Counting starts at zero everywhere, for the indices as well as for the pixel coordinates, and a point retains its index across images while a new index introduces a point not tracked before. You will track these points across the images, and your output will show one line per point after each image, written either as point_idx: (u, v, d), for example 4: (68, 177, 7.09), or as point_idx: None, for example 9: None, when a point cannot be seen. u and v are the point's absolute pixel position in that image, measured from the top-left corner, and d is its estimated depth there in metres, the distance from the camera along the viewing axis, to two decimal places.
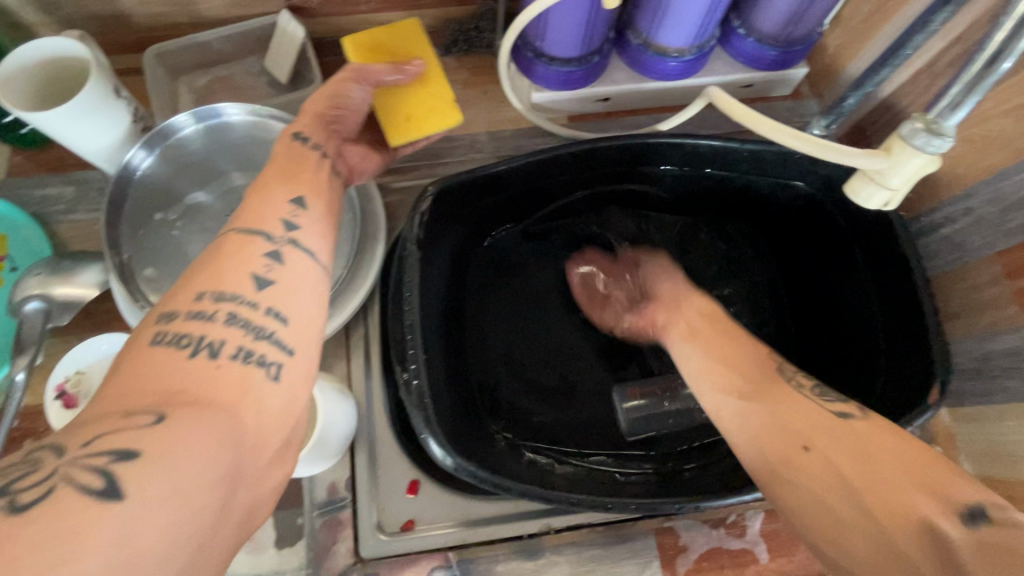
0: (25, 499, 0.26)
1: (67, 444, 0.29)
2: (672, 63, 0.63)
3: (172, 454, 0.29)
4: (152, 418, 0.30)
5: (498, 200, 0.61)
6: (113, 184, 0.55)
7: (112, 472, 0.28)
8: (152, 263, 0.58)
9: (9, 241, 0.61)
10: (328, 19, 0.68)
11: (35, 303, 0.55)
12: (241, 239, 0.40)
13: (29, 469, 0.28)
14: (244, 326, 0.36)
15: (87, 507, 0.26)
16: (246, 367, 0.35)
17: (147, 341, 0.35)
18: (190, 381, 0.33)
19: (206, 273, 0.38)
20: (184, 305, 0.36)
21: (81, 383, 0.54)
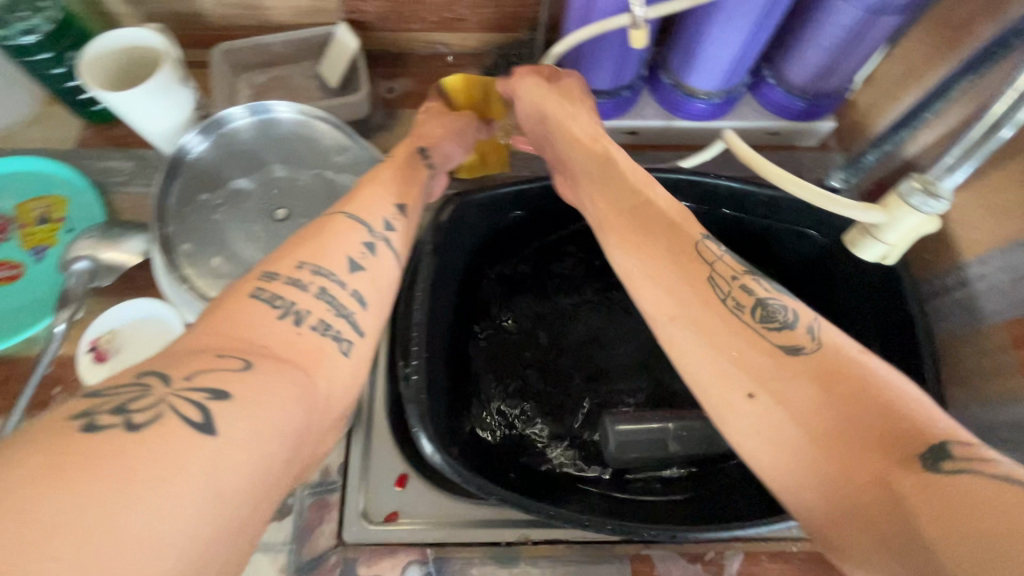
0: (138, 419, 0.31)
1: (170, 374, 0.34)
2: (700, 104, 0.66)
3: (260, 396, 0.34)
4: (242, 364, 0.35)
5: (516, 216, 0.64)
6: (168, 162, 0.62)
7: (208, 407, 0.32)
8: (190, 238, 0.62)
9: (70, 205, 0.66)
10: (381, 33, 0.73)
11: (83, 262, 0.59)
12: (347, 224, 0.49)
13: (139, 393, 0.32)
14: (330, 302, 0.44)
15: (188, 435, 0.31)
16: (322, 337, 0.42)
17: (249, 293, 0.41)
18: (278, 340, 0.39)
19: (311, 247, 0.46)
20: (288, 269, 0.44)
21: (114, 340, 0.60)
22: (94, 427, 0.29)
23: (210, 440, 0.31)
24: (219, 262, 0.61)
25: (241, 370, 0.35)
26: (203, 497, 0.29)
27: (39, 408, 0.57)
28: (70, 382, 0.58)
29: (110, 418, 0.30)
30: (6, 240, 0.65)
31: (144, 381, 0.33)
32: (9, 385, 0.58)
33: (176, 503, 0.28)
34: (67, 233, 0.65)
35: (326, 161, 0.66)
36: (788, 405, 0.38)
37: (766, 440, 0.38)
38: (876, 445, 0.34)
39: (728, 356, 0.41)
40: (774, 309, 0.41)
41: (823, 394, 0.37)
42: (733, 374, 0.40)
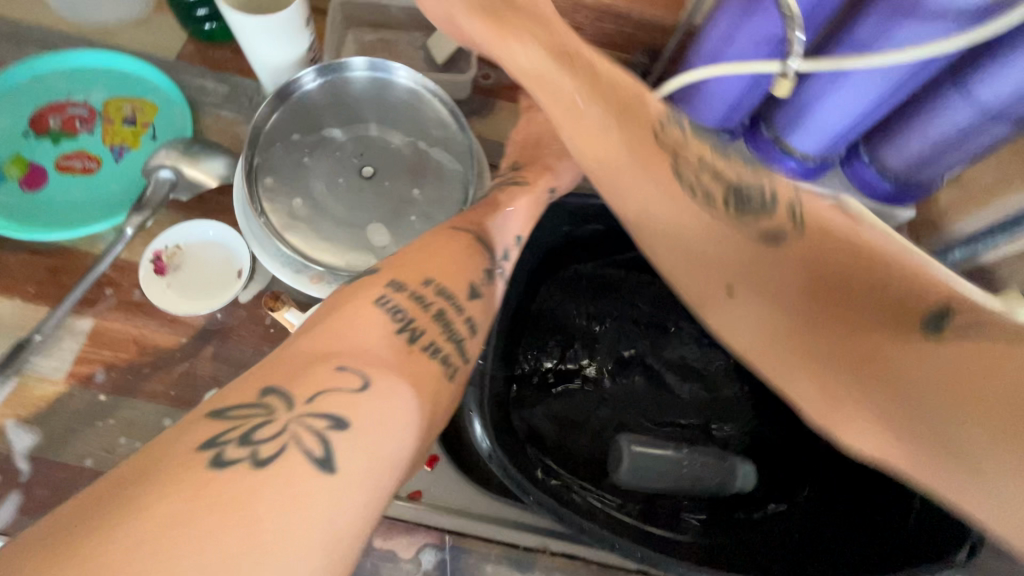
0: (266, 453, 0.32)
1: (292, 399, 0.34)
2: (792, 163, 0.67)
3: (374, 431, 0.34)
4: (359, 384, 0.35)
5: (597, 231, 0.65)
6: (279, 91, 0.62)
7: (327, 438, 0.33)
8: (275, 173, 0.61)
9: (158, 113, 0.66)
10: None
11: (166, 172, 0.58)
12: (469, 245, 0.47)
13: (265, 417, 0.33)
14: (444, 326, 0.42)
15: (310, 470, 0.32)
16: (429, 360, 0.40)
17: (372, 299, 0.40)
18: (389, 356, 0.38)
19: (437, 262, 0.44)
20: (413, 281, 0.42)
21: (177, 257, 0.58)
22: (222, 462, 0.31)
23: (328, 477, 0.32)
24: (302, 204, 0.61)
25: (357, 393, 0.35)
26: (325, 537, 0.30)
27: (89, 307, 0.56)
28: (124, 287, 0.57)
29: (238, 451, 0.31)
30: (89, 132, 0.63)
31: (266, 401, 0.34)
32: (64, 276, 0.57)
33: (295, 550, 0.29)
34: (151, 139, 0.64)
35: (423, 132, 0.66)
36: (772, 297, 0.34)
37: (747, 333, 0.35)
38: (885, 312, 0.31)
39: (706, 274, 0.37)
40: (739, 188, 0.37)
41: (844, 274, 0.33)
42: (720, 277, 0.36)
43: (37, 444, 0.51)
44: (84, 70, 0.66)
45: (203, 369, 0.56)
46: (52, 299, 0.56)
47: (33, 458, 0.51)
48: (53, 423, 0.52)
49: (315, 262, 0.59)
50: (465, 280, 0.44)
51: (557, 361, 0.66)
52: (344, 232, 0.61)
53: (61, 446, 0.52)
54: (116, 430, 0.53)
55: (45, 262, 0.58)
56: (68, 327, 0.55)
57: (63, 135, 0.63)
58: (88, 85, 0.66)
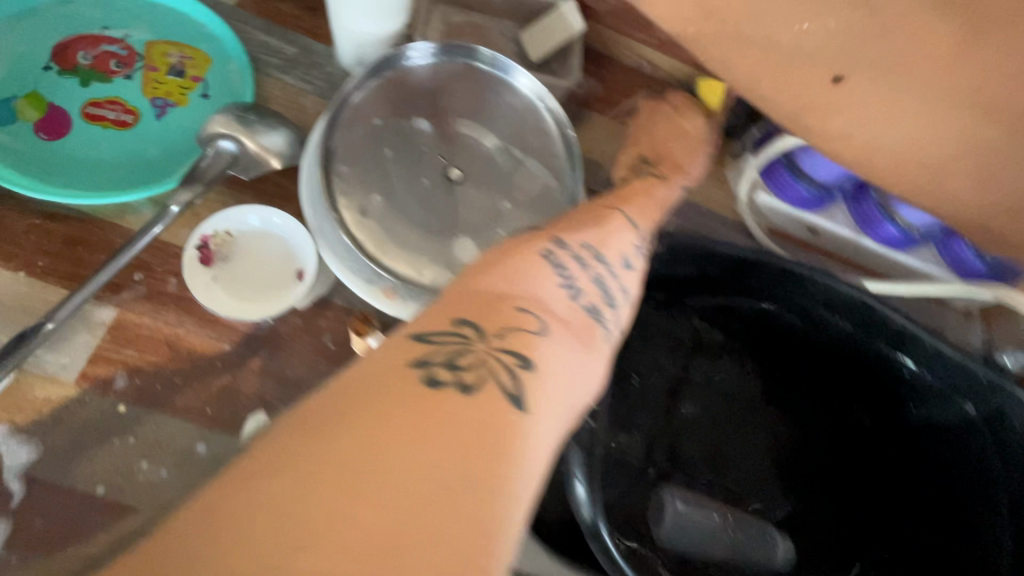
0: (468, 380, 0.31)
1: (484, 326, 0.34)
2: (892, 229, 0.63)
3: (556, 373, 0.34)
4: (537, 326, 0.35)
5: (692, 272, 0.60)
6: (376, 61, 0.54)
7: (518, 375, 0.32)
8: (351, 162, 0.52)
9: (212, 67, 0.55)
10: (600, 28, 0.67)
11: (228, 144, 0.49)
12: (620, 224, 0.47)
13: (463, 346, 0.32)
14: (601, 289, 0.41)
15: (505, 406, 0.31)
16: (590, 320, 0.39)
17: (540, 253, 0.40)
18: (563, 310, 0.38)
19: (590, 229, 0.44)
20: (574, 244, 0.42)
21: (227, 246, 0.49)
22: (435, 382, 0.30)
23: (521, 414, 0.31)
24: (380, 201, 0.52)
25: (538, 333, 0.35)
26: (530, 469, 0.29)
27: (113, 294, 0.46)
28: (159, 274, 0.48)
29: (447, 372, 0.31)
30: (125, 77, 0.52)
31: (461, 329, 0.33)
32: (82, 252, 0.47)
33: (506, 481, 0.28)
34: (200, 97, 0.54)
35: (522, 140, 0.58)
36: None
37: None
38: None
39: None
40: None
41: None
42: None
43: (34, 461, 0.42)
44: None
45: (247, 384, 0.47)
46: (65, 278, 0.46)
47: (28, 479, 0.41)
48: (57, 435, 0.42)
49: (395, 274, 0.50)
50: (619, 250, 0.44)
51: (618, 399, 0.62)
52: (428, 242, 0.53)
53: (65, 465, 0.42)
54: (136, 451, 0.43)
55: (60, 231, 0.47)
56: (86, 315, 0.45)
57: (93, 76, 0.52)
58: (127, 18, 0.54)
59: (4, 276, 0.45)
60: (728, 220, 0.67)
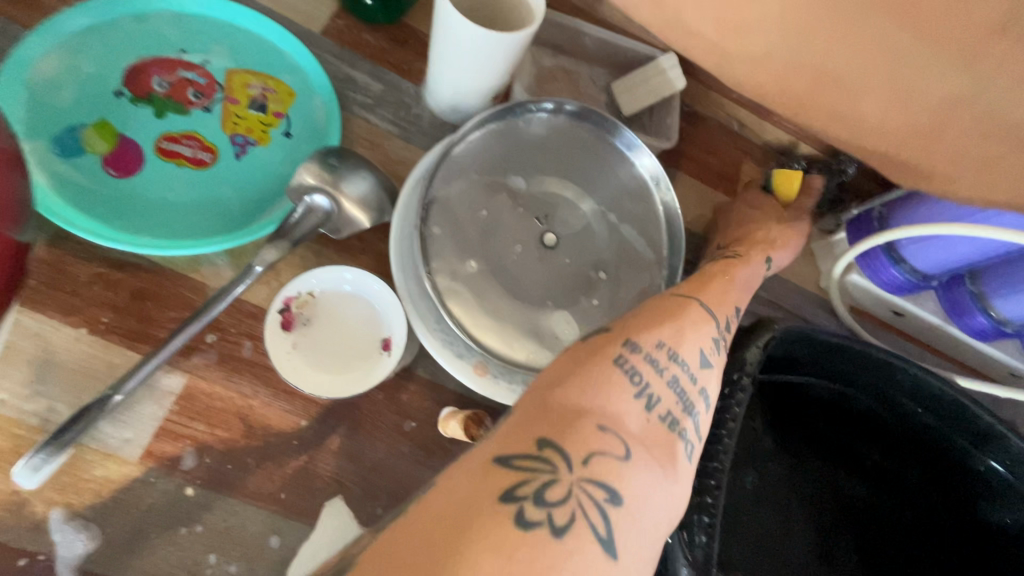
0: (559, 520, 0.26)
1: (568, 453, 0.27)
2: (982, 320, 0.59)
3: (644, 511, 0.28)
4: (622, 453, 0.29)
5: (782, 353, 0.55)
6: (491, 112, 0.49)
7: (607, 515, 0.27)
8: (441, 222, 0.48)
9: (295, 103, 0.51)
10: (696, 84, 0.63)
11: (325, 200, 0.44)
12: (697, 310, 0.38)
13: (547, 477, 0.27)
14: (679, 394, 0.33)
15: (596, 559, 0.26)
16: (670, 436, 0.31)
17: (611, 357, 0.32)
18: (635, 431, 0.30)
19: (672, 324, 0.36)
20: (649, 341, 0.34)
21: (309, 309, 0.44)
22: (527, 524, 0.25)
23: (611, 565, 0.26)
24: (475, 268, 0.48)
25: (625, 464, 0.28)
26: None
27: (185, 358, 0.42)
28: (234, 337, 0.43)
29: (536, 512, 0.26)
30: (204, 109, 0.48)
31: (545, 455, 0.27)
32: (151, 308, 0.42)
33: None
34: (283, 136, 0.49)
35: (618, 203, 0.53)
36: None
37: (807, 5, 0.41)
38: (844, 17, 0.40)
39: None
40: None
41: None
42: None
43: (92, 553, 0.37)
44: (205, 21, 0.50)
45: (324, 467, 0.43)
46: (132, 338, 0.41)
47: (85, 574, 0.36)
48: (115, 520, 0.38)
49: (486, 348, 0.46)
50: (698, 347, 0.35)
51: None
52: (516, 310, 0.48)
53: (125, 558, 0.37)
54: (204, 542, 0.39)
55: (128, 283, 0.42)
56: (154, 383, 0.41)
57: (169, 105, 0.47)
58: (208, 43, 0.50)
59: (67, 333, 0.40)
60: (813, 295, 0.64)
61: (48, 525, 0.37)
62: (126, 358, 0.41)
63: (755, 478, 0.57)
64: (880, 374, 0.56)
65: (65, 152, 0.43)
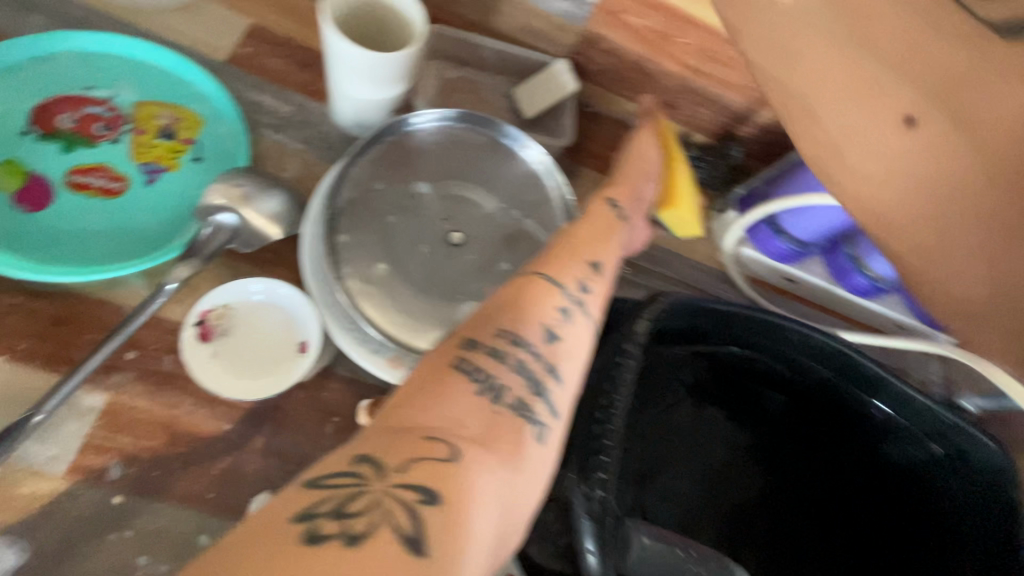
0: (356, 530, 0.26)
1: (384, 462, 0.29)
2: (862, 279, 0.66)
3: (471, 508, 0.28)
4: (445, 454, 0.29)
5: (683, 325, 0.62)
6: (384, 126, 0.53)
7: (420, 516, 0.27)
8: (349, 229, 0.51)
9: (204, 129, 0.54)
10: (590, 86, 0.69)
11: (229, 217, 0.48)
12: (545, 287, 0.39)
13: (356, 490, 0.27)
14: (528, 377, 0.35)
15: (402, 557, 0.26)
16: (518, 420, 0.33)
17: (450, 363, 0.34)
18: (471, 423, 0.32)
19: (513, 308, 0.37)
20: (486, 336, 0.35)
21: (226, 320, 0.48)
22: (314, 538, 0.25)
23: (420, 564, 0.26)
24: (384, 270, 0.52)
25: (449, 463, 0.29)
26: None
27: (105, 377, 0.44)
28: (154, 352, 0.46)
29: (332, 526, 0.26)
30: (113, 141, 0.51)
31: (358, 470, 0.28)
32: (69, 331, 0.44)
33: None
34: (193, 161, 0.52)
35: (520, 200, 0.57)
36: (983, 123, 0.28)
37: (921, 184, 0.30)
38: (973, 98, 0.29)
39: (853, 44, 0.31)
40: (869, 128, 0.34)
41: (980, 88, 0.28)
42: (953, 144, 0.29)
43: (24, 564, 0.39)
44: (109, 58, 0.53)
45: (249, 465, 0.46)
46: (51, 361, 0.44)
47: None
48: (47, 531, 0.40)
49: (397, 343, 0.49)
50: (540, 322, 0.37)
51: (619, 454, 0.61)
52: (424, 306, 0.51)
53: (59, 565, 0.40)
54: (135, 545, 0.42)
55: (45, 310, 0.44)
56: (76, 402, 0.43)
57: (77, 140, 0.50)
58: (113, 78, 0.52)
59: None
60: (712, 270, 0.70)
61: None
62: (47, 380, 0.43)
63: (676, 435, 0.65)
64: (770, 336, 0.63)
65: None
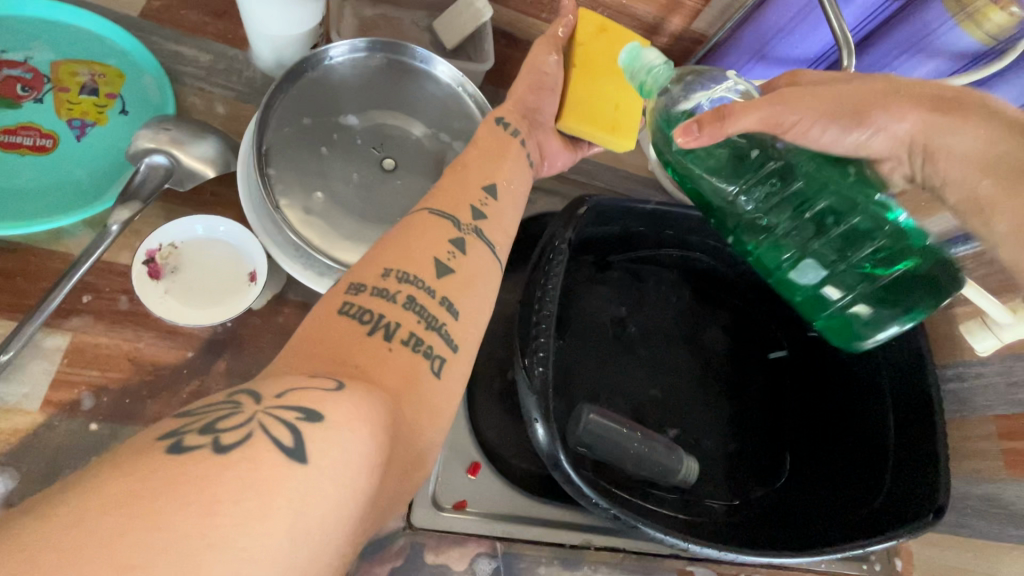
0: (227, 440, 0.25)
1: (263, 392, 0.29)
2: None
3: (354, 428, 0.29)
4: (335, 385, 0.31)
5: (616, 230, 0.66)
6: (305, 59, 0.55)
7: (299, 428, 0.27)
8: (281, 163, 0.53)
9: (126, 82, 0.55)
10: (508, 11, 0.70)
11: (161, 158, 0.50)
12: (432, 219, 0.43)
13: (231, 411, 0.27)
14: (419, 312, 0.38)
15: (277, 463, 0.25)
16: (414, 354, 0.36)
17: (336, 309, 0.37)
18: (363, 357, 0.34)
19: (398, 249, 0.41)
20: (373, 279, 0.39)
21: (173, 258, 0.50)
22: (181, 448, 0.24)
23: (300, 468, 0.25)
24: (323, 198, 0.54)
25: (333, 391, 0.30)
26: (292, 535, 0.24)
27: (64, 320, 0.47)
28: (108, 293, 0.49)
29: (198, 438, 0.25)
30: (37, 100, 0.52)
31: (234, 399, 0.29)
32: (23, 281, 0.47)
33: (264, 549, 0.23)
34: (120, 114, 0.54)
35: (445, 123, 0.60)
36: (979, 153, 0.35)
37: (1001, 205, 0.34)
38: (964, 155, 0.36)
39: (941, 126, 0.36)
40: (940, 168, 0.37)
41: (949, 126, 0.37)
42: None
43: (14, 489, 0.42)
44: (22, 22, 0.54)
45: (216, 386, 0.49)
46: (7, 309, 0.46)
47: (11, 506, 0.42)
48: (28, 459, 0.43)
49: (348, 265, 0.52)
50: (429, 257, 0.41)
51: (570, 352, 0.66)
52: (362, 228, 0.54)
53: (43, 488, 0.43)
54: None
55: None
56: (39, 344, 0.46)
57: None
58: (26, 41, 0.53)
59: None
60: (644, 178, 0.74)
61: None
62: (7, 327, 0.46)
63: (623, 332, 0.69)
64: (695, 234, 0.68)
65: None
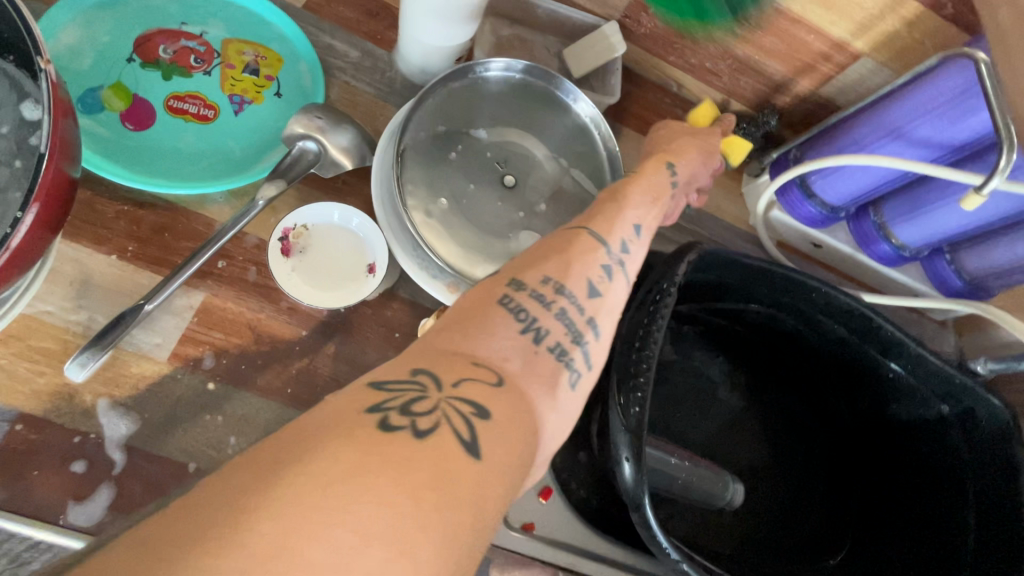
0: (422, 425, 0.26)
1: (440, 376, 0.29)
2: (887, 248, 0.65)
3: (514, 431, 0.29)
4: (496, 380, 0.31)
5: (711, 280, 0.66)
6: (460, 68, 0.58)
7: (473, 424, 0.27)
8: (416, 163, 0.56)
9: (283, 67, 0.58)
10: (639, 49, 0.71)
11: (312, 145, 0.52)
12: (582, 238, 0.41)
13: (419, 393, 0.28)
14: (569, 325, 0.36)
15: (460, 455, 0.26)
16: (558, 364, 0.35)
17: (495, 299, 0.35)
18: (514, 357, 0.33)
19: (557, 255, 0.39)
20: (533, 279, 0.37)
21: (304, 239, 0.53)
22: (385, 426, 0.25)
23: (477, 462, 0.26)
24: (445, 203, 0.56)
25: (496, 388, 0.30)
26: (475, 524, 0.25)
27: (199, 281, 0.50)
28: (241, 262, 0.51)
29: (400, 418, 0.26)
30: (205, 72, 0.56)
31: (417, 378, 0.29)
32: (169, 238, 0.50)
33: (449, 539, 0.23)
34: (274, 96, 0.57)
35: (569, 150, 0.62)
36: None
37: None
38: None
39: None
40: None
41: None
42: None
43: (133, 433, 0.45)
44: None
45: (323, 367, 0.51)
46: (154, 263, 0.49)
47: (129, 448, 0.45)
48: (152, 405, 0.46)
49: (458, 270, 0.53)
50: (584, 277, 0.38)
51: None
52: (477, 238, 0.56)
53: (159, 436, 0.46)
54: (226, 427, 0.47)
55: (148, 219, 0.50)
56: (172, 300, 0.49)
57: (174, 69, 0.55)
58: (205, 16, 0.57)
59: (99, 259, 0.48)
60: (743, 232, 0.74)
61: (96, 410, 0.45)
62: (151, 281, 0.49)
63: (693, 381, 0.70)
64: (784, 296, 0.65)
65: (89, 110, 0.51)
